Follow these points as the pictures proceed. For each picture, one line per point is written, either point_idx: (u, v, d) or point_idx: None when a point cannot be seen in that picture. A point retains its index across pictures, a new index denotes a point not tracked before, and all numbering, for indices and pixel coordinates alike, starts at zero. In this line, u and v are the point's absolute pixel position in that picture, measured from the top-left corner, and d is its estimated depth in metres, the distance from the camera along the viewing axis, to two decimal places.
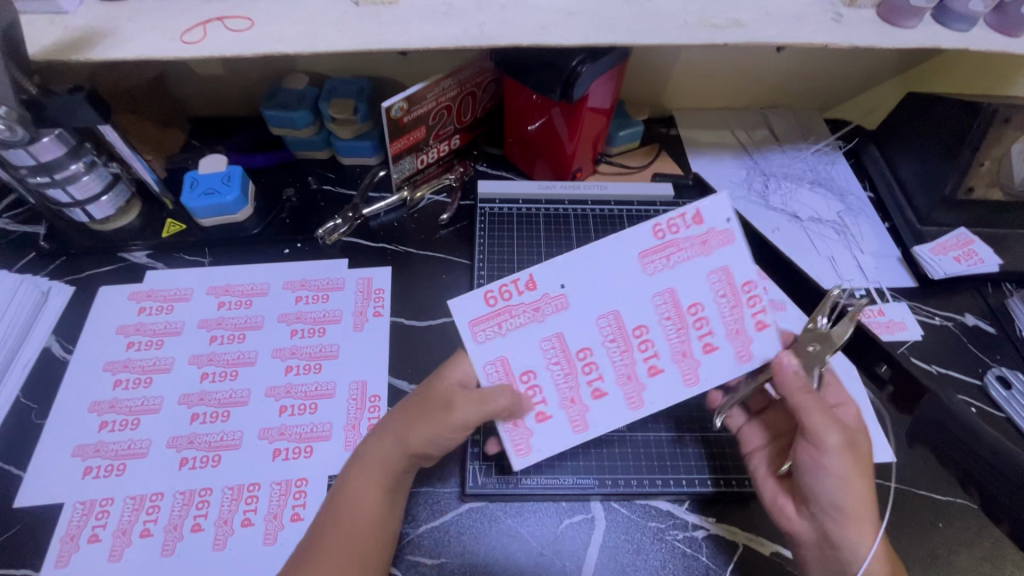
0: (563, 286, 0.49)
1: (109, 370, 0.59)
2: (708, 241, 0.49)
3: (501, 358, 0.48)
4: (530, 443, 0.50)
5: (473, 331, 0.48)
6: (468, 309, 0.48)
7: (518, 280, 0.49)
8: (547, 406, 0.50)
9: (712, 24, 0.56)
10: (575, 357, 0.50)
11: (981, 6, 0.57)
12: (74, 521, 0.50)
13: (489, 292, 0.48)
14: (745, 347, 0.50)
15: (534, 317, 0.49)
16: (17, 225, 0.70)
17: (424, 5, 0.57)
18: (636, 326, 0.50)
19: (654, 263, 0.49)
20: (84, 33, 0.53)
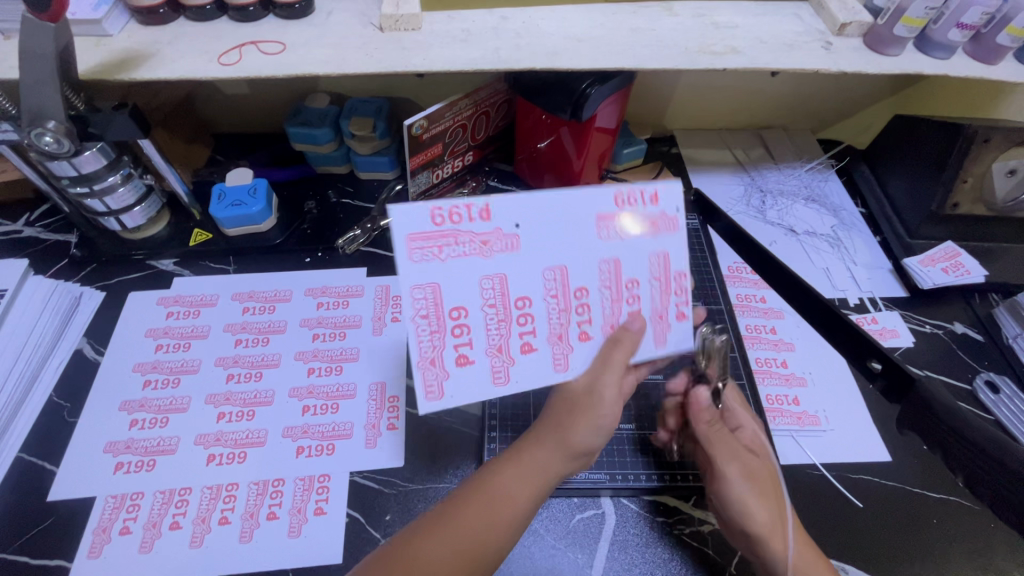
0: (518, 225, 0.46)
1: (139, 371, 0.62)
2: (658, 224, 0.50)
3: (433, 285, 0.44)
4: (444, 387, 0.46)
5: (411, 247, 0.44)
6: (410, 222, 0.43)
7: (473, 206, 0.45)
8: (472, 350, 0.47)
9: (711, 51, 0.61)
10: (512, 304, 0.47)
11: (959, 38, 0.61)
12: (106, 514, 0.52)
13: (439, 209, 0.44)
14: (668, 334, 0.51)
15: (479, 251, 0.45)
16: (49, 234, 0.74)
17: (444, 32, 0.62)
18: (576, 287, 0.48)
19: (607, 230, 0.48)
20: (130, 54, 0.57)
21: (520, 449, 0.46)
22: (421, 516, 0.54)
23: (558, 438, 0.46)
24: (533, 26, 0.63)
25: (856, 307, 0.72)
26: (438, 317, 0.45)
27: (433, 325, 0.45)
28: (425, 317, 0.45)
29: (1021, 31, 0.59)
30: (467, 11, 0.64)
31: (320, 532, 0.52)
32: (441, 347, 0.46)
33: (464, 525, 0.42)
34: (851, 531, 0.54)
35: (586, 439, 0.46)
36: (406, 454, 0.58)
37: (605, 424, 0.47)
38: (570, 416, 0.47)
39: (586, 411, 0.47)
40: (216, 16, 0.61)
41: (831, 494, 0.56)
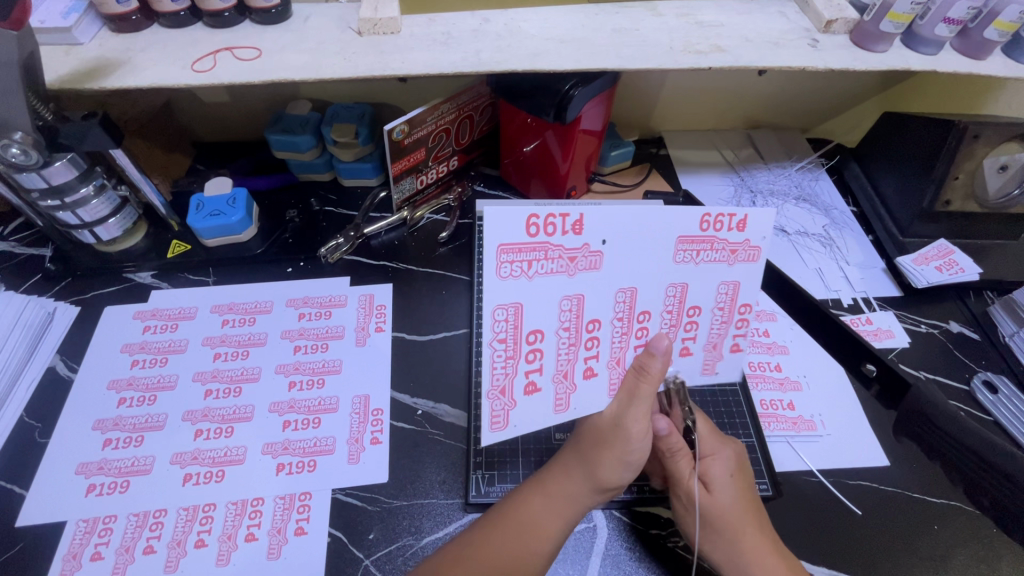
0: (604, 242, 0.45)
1: (114, 389, 0.60)
2: (736, 251, 0.48)
3: (516, 305, 0.44)
4: (508, 417, 0.46)
5: (500, 260, 0.43)
6: (504, 230, 0.43)
7: (567, 217, 0.43)
8: (540, 377, 0.46)
9: (695, 50, 0.60)
10: (585, 326, 0.46)
11: (946, 32, 0.60)
12: (77, 539, 0.50)
13: (534, 218, 0.43)
14: (716, 364, 0.52)
15: (566, 268, 0.45)
16: (23, 248, 0.72)
17: (424, 35, 0.60)
18: (643, 312, 0.48)
19: (686, 253, 0.47)
20: (99, 63, 0.56)
21: (547, 477, 0.49)
22: (405, 535, 0.52)
23: (585, 472, 0.48)
24: (514, 28, 0.61)
25: (849, 307, 0.71)
26: (514, 341, 0.46)
27: (508, 349, 0.45)
28: (501, 340, 0.45)
29: (1009, 26, 0.58)
30: (448, 13, 0.63)
31: (299, 553, 0.50)
32: (513, 374, 0.46)
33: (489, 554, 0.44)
34: (849, 540, 0.52)
35: (612, 474, 0.48)
36: (390, 468, 0.56)
37: (631, 458, 0.48)
38: (597, 449, 0.48)
39: (612, 446, 0.47)
40: (190, 22, 0.60)
41: (829, 501, 0.54)
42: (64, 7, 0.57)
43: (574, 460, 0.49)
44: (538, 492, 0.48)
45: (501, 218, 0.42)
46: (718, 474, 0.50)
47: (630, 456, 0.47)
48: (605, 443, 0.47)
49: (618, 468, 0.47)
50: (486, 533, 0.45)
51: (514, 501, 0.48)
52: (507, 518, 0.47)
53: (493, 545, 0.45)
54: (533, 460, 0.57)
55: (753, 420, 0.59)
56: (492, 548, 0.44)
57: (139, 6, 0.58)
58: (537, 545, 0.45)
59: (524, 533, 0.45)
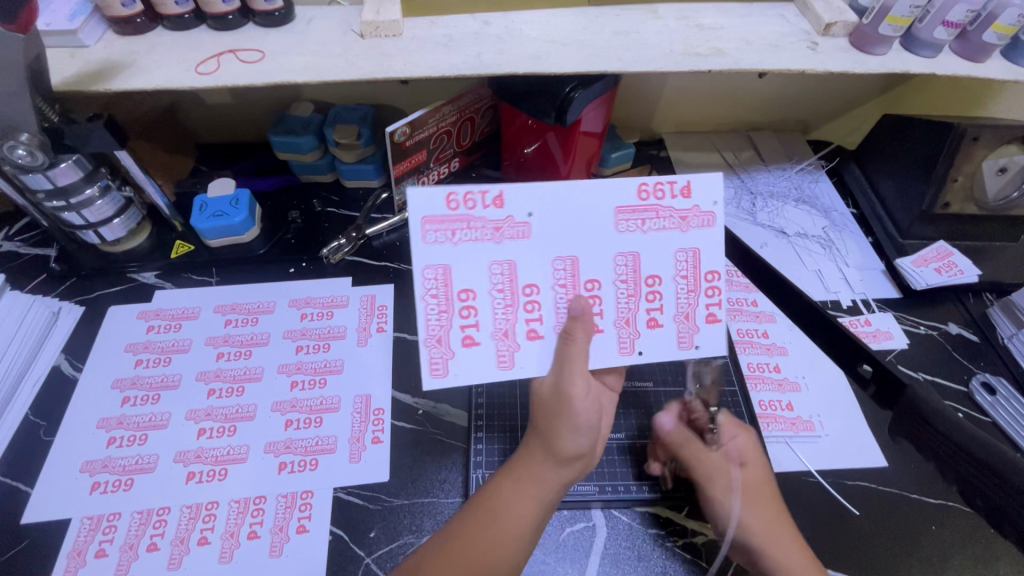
0: (530, 215, 0.48)
1: (118, 388, 0.60)
2: (687, 218, 0.51)
3: (445, 267, 0.48)
4: (449, 365, 0.49)
5: (425, 229, 0.47)
6: (426, 204, 0.47)
7: (487, 193, 0.47)
8: (477, 332, 0.49)
9: (695, 52, 0.60)
10: (521, 291, 0.49)
11: (945, 35, 0.61)
12: (82, 536, 0.51)
13: (453, 195, 0.47)
14: (689, 334, 0.52)
15: (492, 236, 0.48)
16: (28, 248, 0.73)
17: (426, 38, 0.61)
18: (588, 280, 0.50)
19: (628, 223, 0.50)
20: (105, 65, 0.56)
21: (512, 462, 0.49)
22: (406, 533, 0.53)
23: (545, 448, 0.48)
24: (515, 30, 0.62)
25: (849, 309, 0.71)
26: (446, 298, 0.48)
27: (441, 304, 0.48)
28: (433, 296, 0.48)
29: (1008, 28, 0.59)
30: (449, 16, 0.63)
31: (302, 551, 0.51)
32: (448, 327, 0.49)
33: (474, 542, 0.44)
34: (847, 540, 0.52)
35: (567, 442, 0.48)
36: (391, 467, 0.56)
37: (580, 420, 0.48)
38: (548, 421, 0.48)
39: (560, 415, 0.47)
40: (195, 25, 0.61)
41: (829, 502, 0.55)
42: (70, 10, 0.58)
43: (534, 440, 0.49)
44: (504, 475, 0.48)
45: (422, 194, 0.46)
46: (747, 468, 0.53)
47: (579, 420, 0.48)
48: (553, 413, 0.48)
49: (573, 433, 0.48)
50: (466, 527, 0.45)
51: (489, 490, 0.48)
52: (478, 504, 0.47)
53: (472, 538, 0.44)
54: None
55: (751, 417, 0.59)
56: (472, 543, 0.44)
57: (144, 9, 0.59)
58: (509, 525, 0.45)
59: (497, 518, 0.46)
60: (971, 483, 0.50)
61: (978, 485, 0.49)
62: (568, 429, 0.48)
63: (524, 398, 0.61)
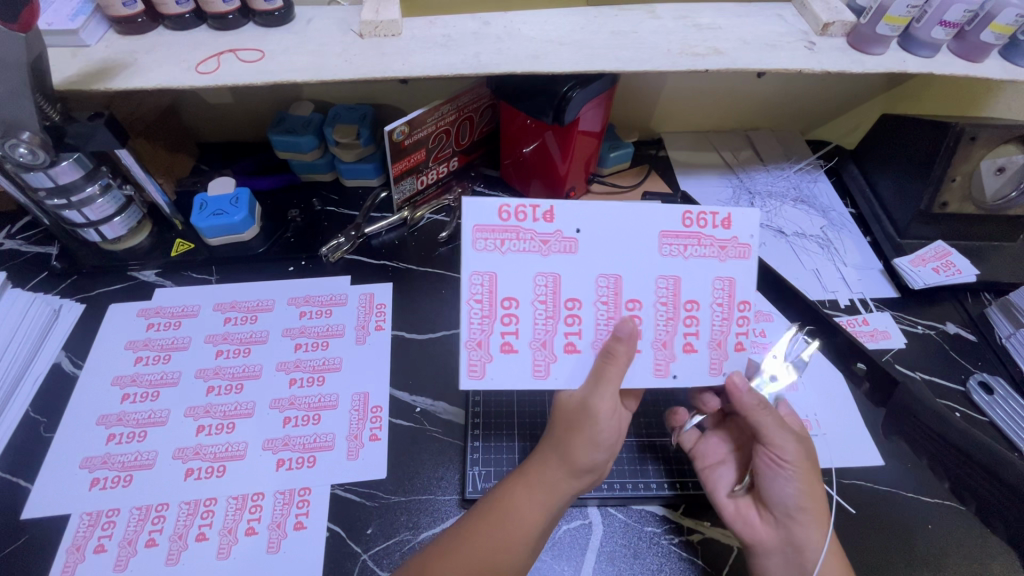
0: (578, 230, 0.50)
1: (117, 385, 0.61)
2: (726, 248, 0.52)
3: (490, 274, 0.50)
4: (486, 369, 0.51)
5: (475, 236, 0.50)
6: (478, 214, 0.50)
7: (538, 208, 0.50)
8: (516, 339, 0.51)
9: (692, 52, 0.60)
10: (562, 303, 0.51)
11: (942, 35, 0.61)
12: (80, 532, 0.51)
13: (506, 207, 0.50)
14: (719, 361, 0.53)
15: (539, 249, 0.50)
16: (29, 246, 0.73)
17: (424, 37, 0.61)
18: (630, 300, 0.51)
19: (671, 246, 0.52)
20: (106, 64, 0.57)
21: (526, 467, 0.49)
22: (404, 530, 0.53)
23: (562, 459, 0.48)
24: (513, 30, 0.62)
25: (847, 308, 0.71)
26: (490, 304, 0.50)
27: (485, 309, 0.50)
28: (478, 301, 0.50)
29: (1005, 28, 0.59)
30: (447, 16, 0.64)
31: (300, 547, 0.51)
32: (489, 332, 0.50)
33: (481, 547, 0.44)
34: (842, 538, 0.52)
35: (586, 456, 0.48)
36: (388, 464, 0.57)
37: (602, 437, 0.48)
38: (569, 433, 0.49)
39: (582, 430, 0.48)
40: (195, 24, 0.61)
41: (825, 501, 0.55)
42: (71, 10, 0.59)
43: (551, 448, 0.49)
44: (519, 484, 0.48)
45: (476, 203, 0.50)
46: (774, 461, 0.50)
47: (601, 436, 0.48)
48: (575, 427, 0.48)
49: (589, 448, 0.48)
50: (474, 526, 0.46)
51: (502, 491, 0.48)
52: (487, 510, 0.47)
53: (481, 536, 0.45)
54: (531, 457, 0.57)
55: None
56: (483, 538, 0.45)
57: (145, 9, 0.59)
58: (520, 534, 0.46)
59: (505, 525, 0.46)
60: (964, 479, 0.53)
61: (966, 479, 0.53)
62: (591, 446, 0.48)
63: (522, 396, 0.61)
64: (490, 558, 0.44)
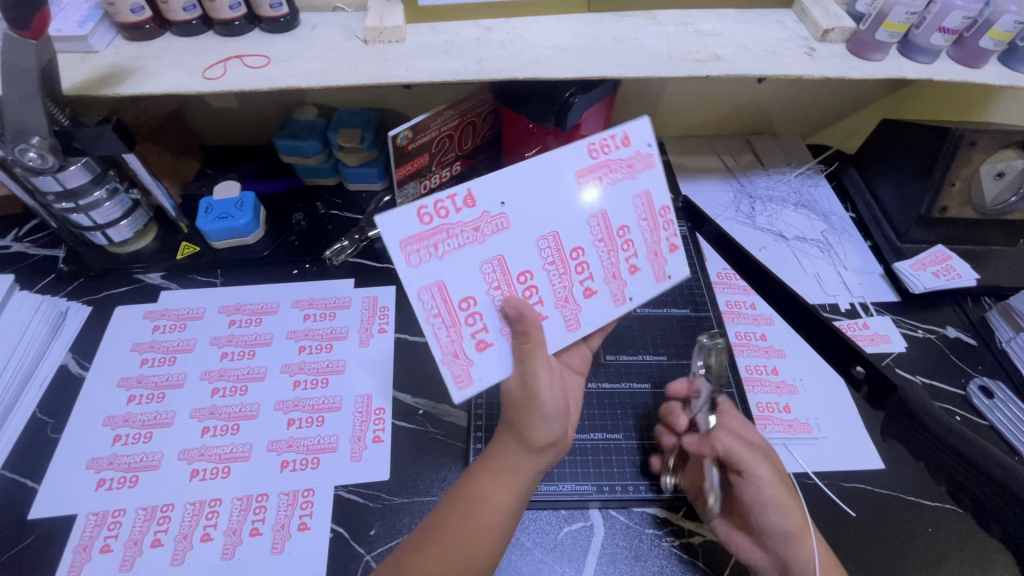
0: (503, 204, 0.47)
1: (124, 386, 0.61)
2: (633, 165, 0.52)
3: (438, 283, 0.46)
4: (471, 373, 0.47)
5: (406, 250, 0.44)
6: (400, 225, 0.44)
7: (455, 197, 0.46)
8: (488, 333, 0.48)
9: (693, 58, 0.61)
10: (515, 278, 0.48)
11: (941, 42, 0.61)
12: (87, 532, 0.52)
13: (423, 208, 0.45)
14: (662, 268, 0.55)
15: (473, 237, 0.47)
16: (37, 249, 0.74)
17: (428, 44, 0.62)
18: (574, 248, 0.50)
19: (590, 180, 0.50)
20: (115, 70, 0.58)
21: (489, 456, 0.49)
22: (407, 531, 0.53)
23: (519, 440, 0.48)
24: (516, 36, 0.63)
25: (847, 312, 0.71)
26: (449, 311, 0.46)
27: (446, 320, 0.46)
28: (436, 315, 0.46)
29: (1004, 35, 0.59)
30: (451, 22, 0.64)
31: (304, 547, 0.52)
32: (460, 338, 0.47)
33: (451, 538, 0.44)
34: (843, 541, 0.53)
35: (539, 433, 0.47)
36: (391, 466, 0.57)
37: (548, 410, 0.47)
38: (518, 414, 0.48)
39: (528, 411, 0.47)
40: (202, 31, 0.62)
41: (825, 503, 0.55)
42: (80, 16, 0.59)
43: (508, 431, 0.49)
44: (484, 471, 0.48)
45: (393, 217, 0.44)
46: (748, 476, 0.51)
47: (546, 410, 0.47)
48: (522, 407, 0.48)
49: (542, 424, 0.47)
50: (448, 518, 0.45)
51: (469, 481, 0.48)
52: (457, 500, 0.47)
53: (452, 526, 0.45)
54: None
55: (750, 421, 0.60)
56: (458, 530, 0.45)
57: (153, 15, 0.60)
58: (486, 515, 0.46)
59: (475, 513, 0.46)
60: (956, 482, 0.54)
61: (958, 480, 0.54)
62: (543, 423, 0.47)
63: None
64: (467, 552, 0.44)
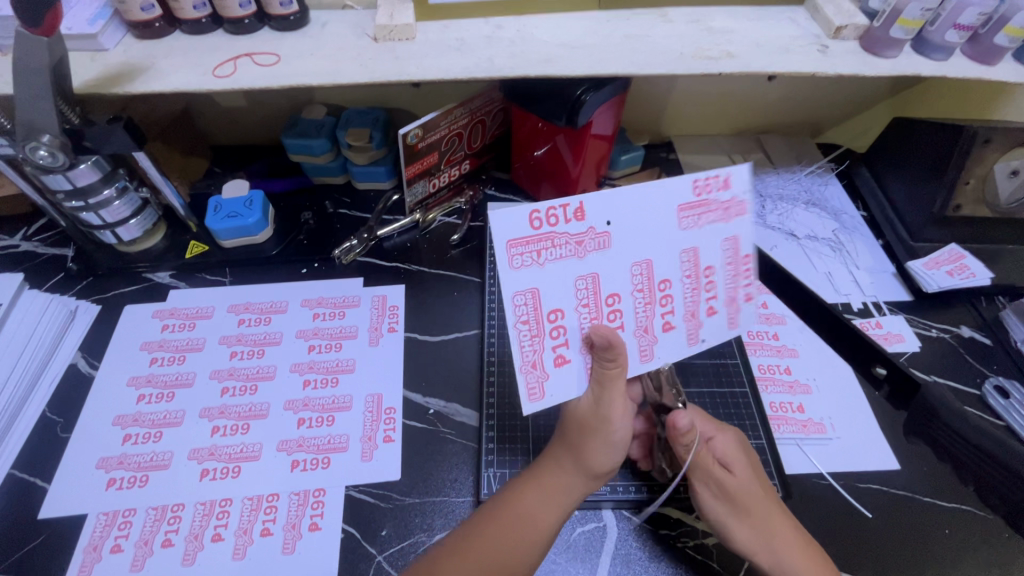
0: (609, 223, 0.44)
1: (133, 386, 0.61)
2: (729, 209, 0.47)
3: (534, 290, 0.44)
4: (545, 388, 0.46)
5: (510, 253, 0.42)
6: (510, 227, 0.42)
7: (568, 206, 0.43)
8: (568, 349, 0.46)
9: (706, 55, 0.61)
10: (603, 300, 0.46)
11: (956, 38, 0.61)
12: (97, 531, 0.51)
13: (535, 212, 0.42)
14: (737, 315, 0.51)
15: (574, 251, 0.44)
16: (46, 248, 0.74)
17: (438, 42, 0.61)
18: (661, 280, 0.47)
19: (689, 219, 0.46)
20: (125, 68, 0.57)
21: (541, 472, 0.49)
22: (418, 531, 0.53)
23: (576, 463, 0.49)
24: (526, 34, 0.63)
25: (860, 311, 0.71)
26: (537, 321, 0.45)
27: (532, 329, 0.45)
28: (526, 323, 0.44)
29: (1019, 31, 0.59)
30: (461, 20, 0.64)
31: (315, 548, 0.51)
32: (541, 350, 0.46)
33: (491, 547, 0.44)
34: (859, 543, 0.52)
35: (601, 458, 0.49)
36: (402, 466, 0.57)
37: (615, 438, 0.49)
38: (583, 437, 0.48)
39: (596, 433, 0.48)
40: (211, 29, 0.62)
41: (839, 504, 0.54)
42: (90, 15, 0.59)
43: (566, 452, 0.49)
44: (530, 485, 0.48)
45: (506, 215, 0.41)
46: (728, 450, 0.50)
47: (614, 437, 0.48)
48: (589, 429, 0.48)
49: (605, 450, 0.48)
50: (488, 527, 0.45)
51: (511, 494, 0.48)
52: (501, 511, 0.47)
53: (493, 536, 0.45)
54: None
55: (763, 421, 0.59)
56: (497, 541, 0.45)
57: (163, 13, 0.60)
58: (534, 533, 0.46)
59: (519, 525, 0.46)
60: (985, 480, 0.55)
61: (986, 477, 0.55)
62: (607, 449, 0.48)
63: None
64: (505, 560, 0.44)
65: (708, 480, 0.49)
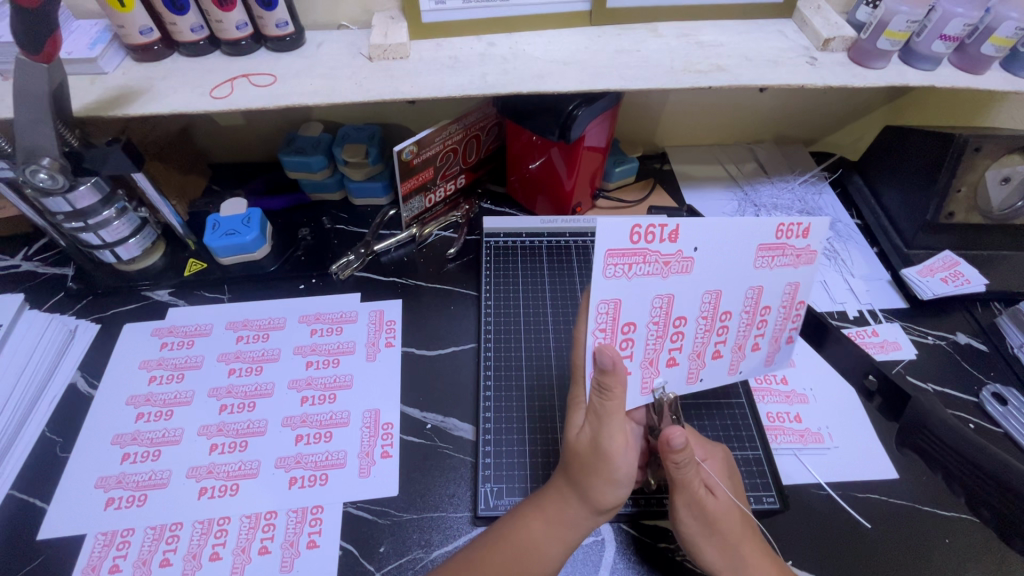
0: (696, 249, 0.45)
1: (132, 405, 0.61)
2: (800, 256, 0.49)
3: (616, 301, 0.45)
4: None
5: (605, 262, 0.44)
6: (611, 237, 0.43)
7: (667, 226, 0.43)
8: (629, 362, 0.48)
9: (695, 69, 0.61)
10: (672, 321, 0.48)
11: (943, 49, 0.61)
12: (96, 552, 0.51)
13: (637, 227, 0.43)
14: (776, 355, 0.53)
15: (660, 271, 0.45)
16: (46, 267, 0.75)
17: (432, 60, 0.62)
18: (724, 311, 0.49)
19: (764, 258, 0.48)
20: (124, 91, 0.58)
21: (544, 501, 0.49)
22: (414, 548, 0.53)
23: (581, 497, 0.48)
24: (519, 51, 0.64)
25: (855, 319, 0.71)
26: (611, 330, 0.46)
27: (606, 338, 0.46)
28: (603, 330, 0.46)
29: (1005, 41, 0.59)
30: (455, 38, 0.65)
31: (312, 565, 0.51)
32: None
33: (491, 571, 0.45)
34: (858, 554, 0.52)
35: (606, 495, 0.47)
36: (401, 481, 0.57)
37: (619, 475, 0.47)
38: (587, 475, 0.47)
39: (598, 470, 0.47)
40: (209, 51, 0.63)
41: (838, 515, 0.54)
42: (90, 39, 0.61)
43: (569, 485, 0.49)
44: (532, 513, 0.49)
45: (609, 225, 0.42)
46: (715, 476, 0.51)
47: (618, 474, 0.47)
48: (593, 469, 0.47)
49: (610, 487, 0.47)
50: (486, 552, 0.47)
51: (514, 524, 0.48)
52: (504, 538, 0.47)
53: (492, 561, 0.46)
54: (540, 472, 0.57)
55: (759, 433, 0.59)
56: (495, 567, 0.46)
57: (161, 37, 0.61)
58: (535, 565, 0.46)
59: (521, 554, 0.46)
60: None
61: None
62: (612, 485, 0.47)
63: (534, 412, 0.61)
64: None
65: (692, 504, 0.49)
